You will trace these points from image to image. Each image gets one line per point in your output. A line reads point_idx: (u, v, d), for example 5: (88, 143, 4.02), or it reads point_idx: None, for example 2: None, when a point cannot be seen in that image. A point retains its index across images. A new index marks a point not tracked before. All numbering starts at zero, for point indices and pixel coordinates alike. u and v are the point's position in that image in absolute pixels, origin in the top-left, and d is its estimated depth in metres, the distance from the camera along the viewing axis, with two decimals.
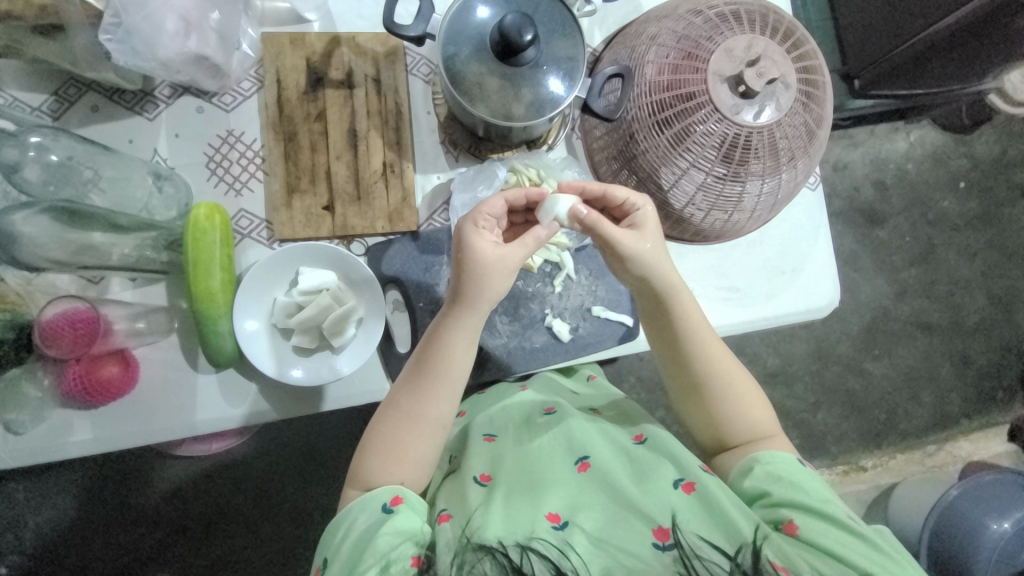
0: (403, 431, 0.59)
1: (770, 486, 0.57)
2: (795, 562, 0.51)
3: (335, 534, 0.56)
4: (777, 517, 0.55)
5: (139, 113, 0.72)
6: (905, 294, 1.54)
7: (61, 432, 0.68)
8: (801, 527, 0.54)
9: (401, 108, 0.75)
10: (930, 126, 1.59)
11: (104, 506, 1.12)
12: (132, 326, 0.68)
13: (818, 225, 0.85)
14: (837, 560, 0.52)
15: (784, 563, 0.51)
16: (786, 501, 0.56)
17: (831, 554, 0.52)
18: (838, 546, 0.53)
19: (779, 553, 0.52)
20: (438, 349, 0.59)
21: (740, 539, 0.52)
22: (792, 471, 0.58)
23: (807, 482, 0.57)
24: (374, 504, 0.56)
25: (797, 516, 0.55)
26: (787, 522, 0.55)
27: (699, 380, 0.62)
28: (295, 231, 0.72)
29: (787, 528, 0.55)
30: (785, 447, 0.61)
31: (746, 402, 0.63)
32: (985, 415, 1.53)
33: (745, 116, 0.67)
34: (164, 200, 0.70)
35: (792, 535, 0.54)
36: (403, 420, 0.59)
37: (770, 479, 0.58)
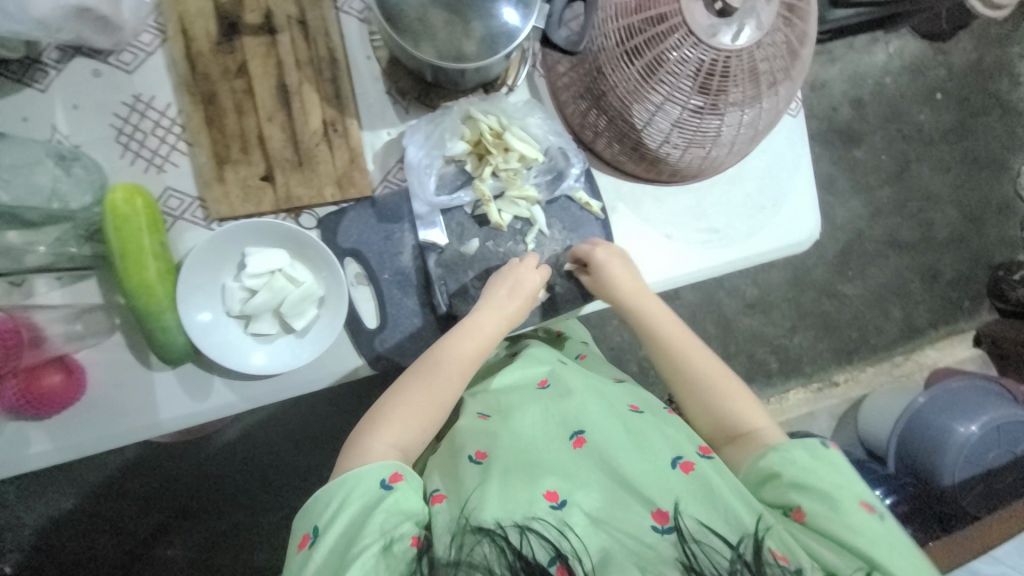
0: (412, 419, 0.60)
1: (785, 469, 0.57)
2: (795, 552, 0.51)
3: (323, 506, 0.53)
4: (787, 503, 0.55)
5: (27, 84, 0.62)
6: (879, 214, 1.54)
7: (16, 445, 0.63)
8: (810, 516, 0.54)
9: (335, 54, 0.65)
10: (909, 34, 1.51)
11: (96, 498, 1.10)
12: (70, 329, 0.62)
13: (799, 154, 0.80)
14: (841, 545, 0.52)
15: (784, 552, 0.51)
16: (801, 484, 0.55)
17: (838, 540, 0.52)
18: (846, 532, 0.52)
19: (780, 542, 0.52)
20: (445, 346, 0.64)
21: (742, 530, 0.52)
22: (809, 461, 0.57)
23: (823, 470, 0.56)
24: (371, 482, 0.53)
25: (807, 503, 0.55)
26: (796, 508, 0.55)
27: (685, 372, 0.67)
28: (234, 209, 0.64)
29: (796, 514, 0.55)
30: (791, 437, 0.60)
31: (739, 397, 0.65)
32: (951, 324, 1.59)
33: (723, 38, 0.59)
34: (75, 183, 0.60)
35: (800, 522, 0.54)
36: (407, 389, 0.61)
37: (784, 462, 0.57)
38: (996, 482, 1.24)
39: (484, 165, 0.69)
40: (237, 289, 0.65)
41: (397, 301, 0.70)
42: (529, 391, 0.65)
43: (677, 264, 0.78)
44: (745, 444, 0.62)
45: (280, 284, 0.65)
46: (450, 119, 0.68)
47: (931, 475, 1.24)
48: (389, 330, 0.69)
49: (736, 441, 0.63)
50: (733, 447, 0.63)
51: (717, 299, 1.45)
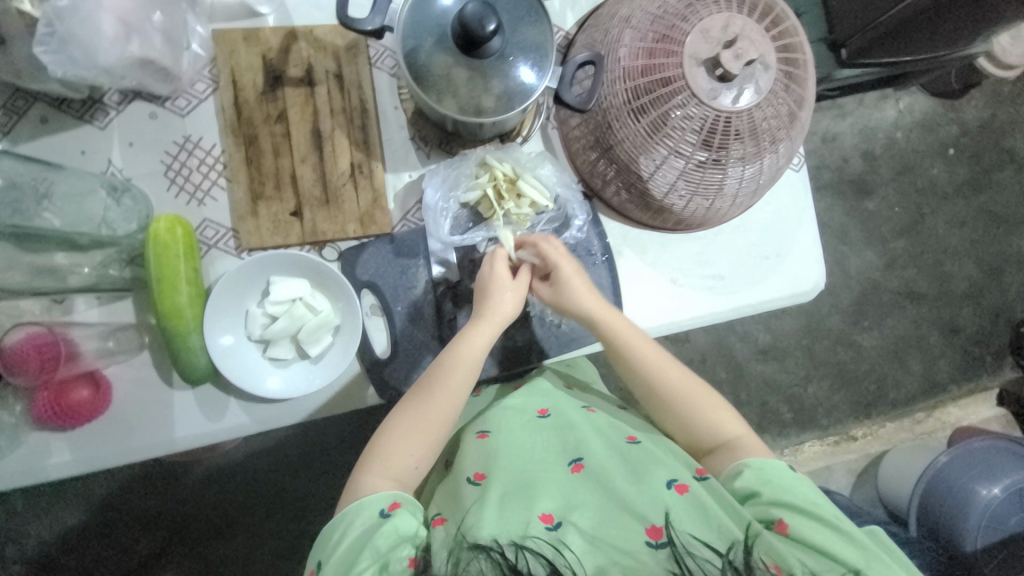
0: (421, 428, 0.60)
1: (762, 486, 0.57)
2: (787, 560, 0.50)
3: (329, 539, 0.55)
4: (768, 517, 0.55)
5: (89, 122, 0.69)
6: (894, 265, 1.54)
7: (40, 455, 0.66)
8: (792, 527, 0.54)
9: (366, 104, 0.71)
10: (919, 92, 1.56)
11: (100, 512, 1.11)
12: (103, 346, 0.67)
13: (803, 206, 0.83)
14: (827, 558, 0.52)
15: (776, 562, 0.50)
16: (776, 501, 0.56)
17: (822, 552, 0.52)
18: (827, 544, 0.52)
19: (770, 552, 0.51)
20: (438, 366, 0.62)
21: (731, 537, 0.52)
22: (782, 476, 0.58)
23: (798, 486, 0.57)
24: (371, 509, 0.55)
25: (788, 515, 0.55)
26: (778, 521, 0.54)
27: (659, 391, 0.65)
28: (263, 241, 0.69)
29: (779, 527, 0.54)
30: (769, 454, 0.61)
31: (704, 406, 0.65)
32: (974, 380, 1.54)
33: (723, 100, 0.64)
34: (123, 213, 0.66)
35: (784, 534, 0.54)
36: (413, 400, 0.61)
37: (758, 480, 0.58)
38: None
39: (497, 210, 0.73)
40: (260, 315, 0.70)
41: (408, 333, 0.73)
42: (526, 418, 0.67)
43: (682, 309, 0.79)
44: (722, 455, 0.62)
45: (299, 312, 0.69)
46: (467, 165, 0.73)
47: (952, 535, 1.19)
48: (399, 361, 0.72)
49: (715, 453, 0.63)
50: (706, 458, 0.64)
51: (729, 343, 1.44)
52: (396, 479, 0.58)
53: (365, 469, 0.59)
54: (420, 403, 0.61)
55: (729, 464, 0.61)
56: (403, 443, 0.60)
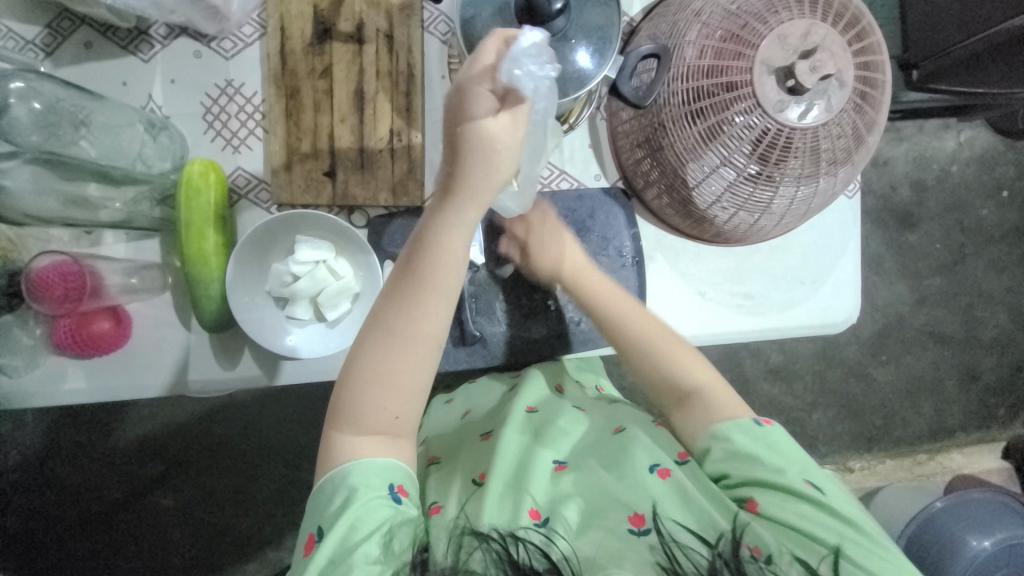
0: (392, 379, 0.54)
1: (730, 464, 0.58)
2: (766, 542, 0.51)
3: (328, 505, 0.52)
4: (741, 496, 0.56)
5: (134, 53, 0.68)
6: (924, 303, 1.48)
7: (56, 379, 0.68)
8: (762, 504, 0.55)
9: (413, 70, 0.69)
10: (984, 126, 1.47)
11: (104, 434, 1.15)
12: (126, 282, 0.67)
13: (848, 233, 0.79)
14: (802, 535, 0.52)
15: (757, 544, 0.51)
16: (747, 476, 0.57)
17: (797, 530, 0.52)
18: (800, 519, 0.53)
19: (752, 536, 0.51)
20: (417, 266, 0.54)
21: (718, 528, 0.52)
22: (751, 447, 0.58)
23: (764, 452, 0.58)
24: (377, 485, 0.52)
25: (758, 492, 0.56)
26: (749, 500, 0.55)
27: (638, 354, 0.65)
28: (293, 197, 0.68)
29: (751, 506, 0.55)
30: (744, 412, 0.61)
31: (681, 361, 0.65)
32: (984, 431, 1.50)
33: (789, 114, 0.60)
34: (158, 151, 0.66)
35: (755, 512, 0.55)
36: (384, 344, 0.54)
37: (729, 454, 0.58)
38: None
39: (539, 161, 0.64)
40: (281, 273, 0.68)
41: None
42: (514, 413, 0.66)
43: (705, 323, 0.77)
44: (691, 414, 0.63)
45: (322, 275, 0.68)
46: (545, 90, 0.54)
47: None
48: None
49: (681, 410, 0.64)
50: (679, 413, 0.64)
51: (739, 358, 1.42)
52: (381, 434, 0.54)
53: (346, 428, 0.54)
54: (397, 333, 0.54)
55: (701, 431, 0.61)
56: (378, 392, 0.54)
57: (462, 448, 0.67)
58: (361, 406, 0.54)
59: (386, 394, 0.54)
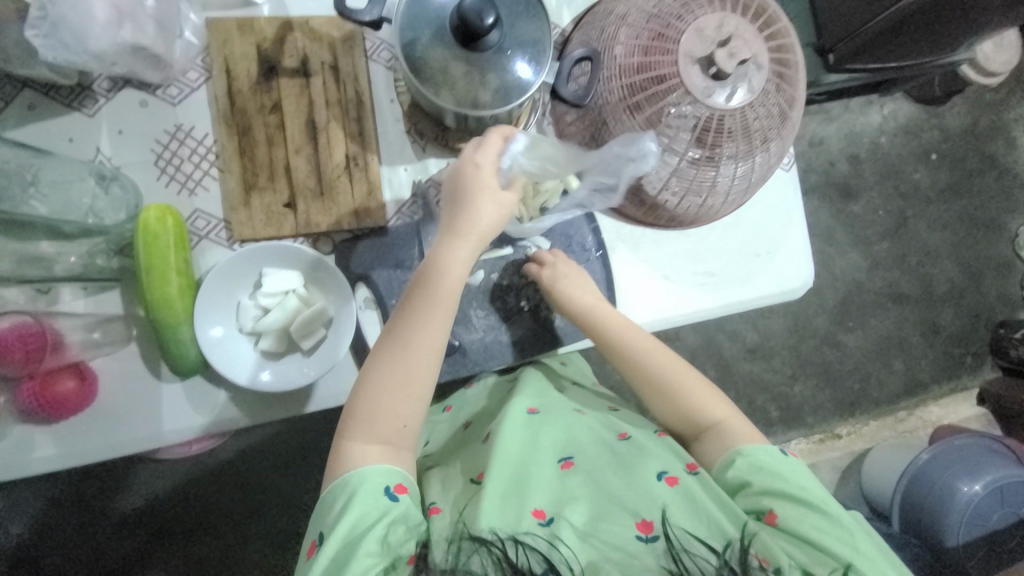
0: (395, 392, 0.57)
1: (753, 475, 0.58)
2: (776, 555, 0.52)
3: (329, 510, 0.53)
4: (758, 508, 0.57)
5: (79, 109, 0.68)
6: (878, 267, 1.57)
7: (22, 448, 0.65)
8: (782, 517, 0.55)
9: (362, 96, 0.71)
10: (902, 99, 1.60)
11: (79, 511, 1.08)
12: (88, 337, 0.65)
13: (793, 205, 0.85)
14: (812, 545, 0.53)
15: (765, 556, 0.52)
16: (768, 491, 0.57)
17: (806, 539, 0.54)
18: (813, 530, 0.54)
19: (762, 546, 0.52)
20: (424, 288, 0.60)
21: (726, 536, 0.53)
22: (772, 461, 0.59)
23: (786, 470, 0.58)
24: (374, 486, 0.53)
25: (777, 504, 0.56)
26: (768, 512, 0.56)
27: (657, 385, 0.66)
28: (256, 231, 0.69)
29: (768, 518, 0.56)
30: (765, 441, 0.62)
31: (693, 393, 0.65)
32: (954, 380, 1.58)
33: (717, 98, 0.65)
34: (111, 202, 0.66)
35: (772, 525, 0.55)
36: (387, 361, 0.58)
37: (751, 469, 0.59)
38: (1003, 544, 1.21)
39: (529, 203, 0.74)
40: (251, 307, 0.68)
41: None
42: (517, 412, 0.66)
43: (674, 305, 0.80)
44: (711, 443, 0.63)
45: (292, 303, 0.68)
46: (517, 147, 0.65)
47: (933, 529, 1.21)
48: None
49: (702, 440, 0.64)
50: (700, 442, 0.64)
51: (717, 342, 1.46)
52: (387, 442, 0.56)
53: (348, 435, 0.57)
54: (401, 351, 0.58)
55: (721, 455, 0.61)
56: (382, 402, 0.57)
57: (461, 454, 0.67)
58: (368, 414, 0.57)
59: (388, 408, 0.57)
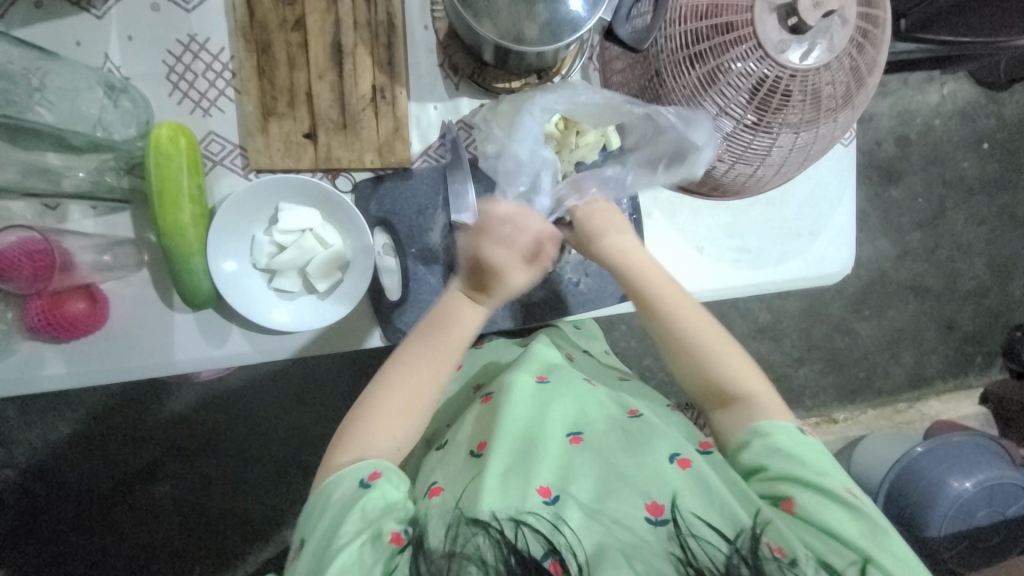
0: (393, 411, 0.58)
1: (769, 459, 0.57)
2: (793, 544, 0.51)
3: (313, 513, 0.54)
4: (776, 494, 0.55)
5: (86, 9, 0.62)
6: (906, 257, 1.51)
7: (32, 365, 0.64)
8: (800, 505, 0.54)
9: (393, 20, 0.64)
10: (965, 78, 1.47)
11: (91, 425, 1.11)
12: (99, 260, 0.63)
13: (844, 184, 0.79)
14: (834, 539, 0.52)
15: (780, 545, 0.51)
16: (783, 477, 0.55)
17: (829, 532, 0.52)
18: (837, 524, 0.53)
19: (776, 535, 0.51)
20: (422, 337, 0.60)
21: (739, 524, 0.52)
22: (791, 444, 0.57)
23: (807, 454, 0.57)
24: (350, 479, 0.54)
25: (796, 492, 0.55)
26: (785, 499, 0.55)
27: (687, 344, 0.63)
28: (273, 162, 0.64)
29: (785, 505, 0.55)
30: (787, 416, 0.60)
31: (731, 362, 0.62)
32: (961, 378, 1.56)
33: (791, 56, 0.58)
34: (121, 116, 0.61)
35: (789, 512, 0.54)
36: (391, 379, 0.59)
37: (767, 452, 0.57)
38: (985, 538, 1.21)
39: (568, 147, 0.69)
40: (265, 243, 0.65)
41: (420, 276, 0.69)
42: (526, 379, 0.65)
43: (704, 280, 0.76)
44: (736, 411, 0.61)
45: (309, 244, 0.65)
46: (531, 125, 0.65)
47: (916, 521, 1.19)
48: (410, 305, 0.69)
49: (725, 407, 0.62)
50: (721, 411, 0.62)
51: (729, 319, 1.43)
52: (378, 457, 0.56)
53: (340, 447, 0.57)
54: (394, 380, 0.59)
55: (744, 426, 0.60)
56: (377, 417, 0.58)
57: (466, 417, 0.66)
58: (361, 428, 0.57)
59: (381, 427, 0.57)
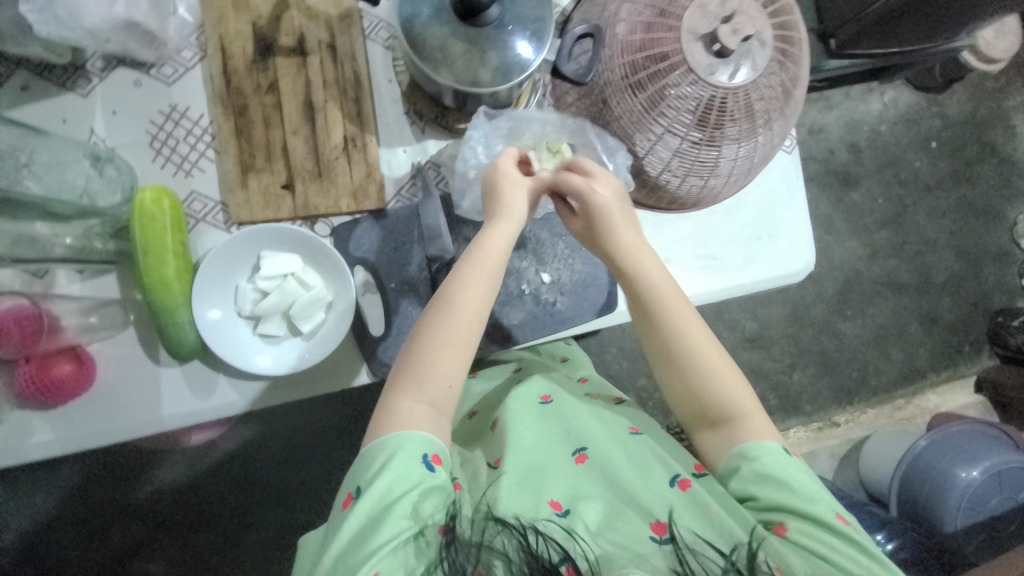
0: (446, 358, 0.56)
1: (759, 488, 0.55)
2: (788, 563, 0.50)
3: (369, 465, 0.52)
4: (768, 518, 0.54)
5: (75, 91, 0.67)
6: (877, 256, 1.57)
7: (19, 434, 0.64)
8: (792, 529, 0.52)
9: (359, 76, 0.70)
10: (903, 86, 1.59)
11: (78, 503, 1.08)
12: (85, 322, 0.65)
13: (795, 187, 0.84)
14: (825, 564, 0.50)
15: (778, 565, 0.50)
16: (775, 503, 0.54)
17: (820, 557, 0.51)
18: (826, 548, 0.51)
19: (773, 554, 0.51)
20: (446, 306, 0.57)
21: (734, 540, 0.52)
22: (780, 468, 0.55)
23: (799, 479, 0.55)
24: (410, 455, 0.52)
25: (789, 519, 0.53)
26: (778, 523, 0.53)
27: (680, 356, 0.60)
28: (253, 213, 0.68)
29: (778, 529, 0.53)
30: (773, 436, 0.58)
31: (722, 377, 0.60)
32: (952, 368, 1.58)
33: (720, 76, 0.64)
34: (106, 183, 0.65)
35: (782, 536, 0.52)
36: (439, 324, 0.57)
37: (757, 478, 0.55)
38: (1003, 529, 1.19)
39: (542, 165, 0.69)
40: (250, 290, 0.67)
41: (402, 310, 0.72)
42: (529, 402, 0.66)
43: None
44: (721, 433, 0.60)
45: (292, 288, 0.67)
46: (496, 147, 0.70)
47: (931, 518, 1.19)
48: (393, 338, 0.71)
49: (708, 429, 0.60)
50: (707, 432, 0.61)
51: (717, 331, 1.46)
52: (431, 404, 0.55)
53: (395, 394, 0.55)
54: (447, 321, 0.57)
55: (728, 452, 0.58)
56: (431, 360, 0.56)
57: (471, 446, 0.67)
58: (415, 372, 0.56)
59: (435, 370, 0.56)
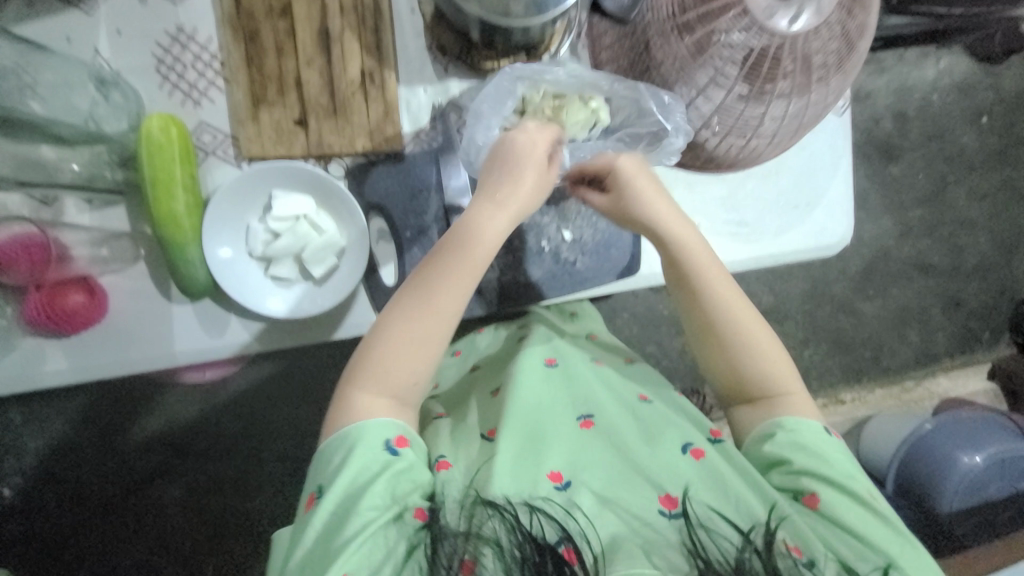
0: (409, 352, 0.55)
1: (793, 453, 0.56)
2: (810, 543, 0.50)
3: (330, 460, 0.52)
4: (799, 488, 0.54)
5: (76, 5, 0.62)
6: (909, 235, 1.50)
7: (34, 362, 0.64)
8: (823, 501, 0.53)
9: (379, 3, 0.64)
10: (961, 52, 1.46)
11: (98, 430, 1.12)
12: (96, 253, 0.65)
13: (840, 154, 0.78)
14: (852, 537, 0.51)
15: (797, 543, 0.50)
16: (806, 475, 0.54)
17: (847, 532, 0.52)
18: (854, 523, 0.52)
19: (796, 533, 0.51)
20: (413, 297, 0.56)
21: (753, 518, 0.52)
22: (815, 440, 0.56)
23: (833, 454, 0.56)
24: (372, 441, 0.52)
25: (819, 488, 0.54)
26: (808, 493, 0.54)
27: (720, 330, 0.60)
28: (265, 149, 0.65)
29: (808, 500, 0.54)
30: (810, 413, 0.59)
31: (764, 354, 0.60)
32: (969, 354, 1.55)
33: (779, 22, 0.57)
34: (112, 109, 0.61)
35: (813, 508, 0.53)
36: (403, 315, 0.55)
37: (793, 446, 0.56)
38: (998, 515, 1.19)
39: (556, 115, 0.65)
40: (262, 231, 0.65)
41: (417, 261, 0.69)
42: (536, 366, 0.64)
43: None
44: (759, 408, 0.60)
45: (304, 230, 0.65)
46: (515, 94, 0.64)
47: (926, 497, 1.18)
48: None
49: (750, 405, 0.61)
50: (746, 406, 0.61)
51: None
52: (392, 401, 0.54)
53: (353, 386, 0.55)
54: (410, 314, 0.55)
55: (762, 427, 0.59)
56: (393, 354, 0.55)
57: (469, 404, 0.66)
58: (375, 364, 0.55)
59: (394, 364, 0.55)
